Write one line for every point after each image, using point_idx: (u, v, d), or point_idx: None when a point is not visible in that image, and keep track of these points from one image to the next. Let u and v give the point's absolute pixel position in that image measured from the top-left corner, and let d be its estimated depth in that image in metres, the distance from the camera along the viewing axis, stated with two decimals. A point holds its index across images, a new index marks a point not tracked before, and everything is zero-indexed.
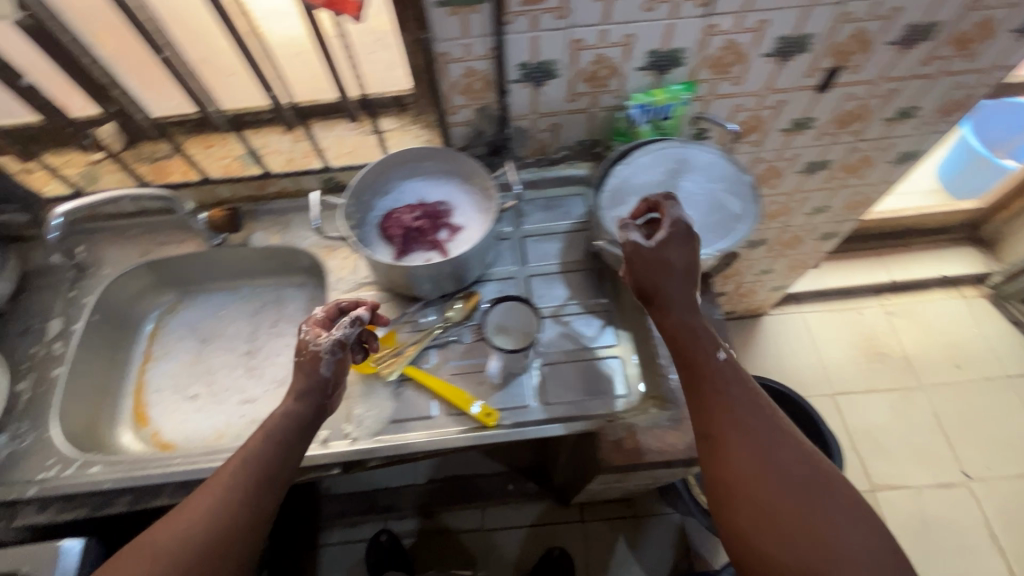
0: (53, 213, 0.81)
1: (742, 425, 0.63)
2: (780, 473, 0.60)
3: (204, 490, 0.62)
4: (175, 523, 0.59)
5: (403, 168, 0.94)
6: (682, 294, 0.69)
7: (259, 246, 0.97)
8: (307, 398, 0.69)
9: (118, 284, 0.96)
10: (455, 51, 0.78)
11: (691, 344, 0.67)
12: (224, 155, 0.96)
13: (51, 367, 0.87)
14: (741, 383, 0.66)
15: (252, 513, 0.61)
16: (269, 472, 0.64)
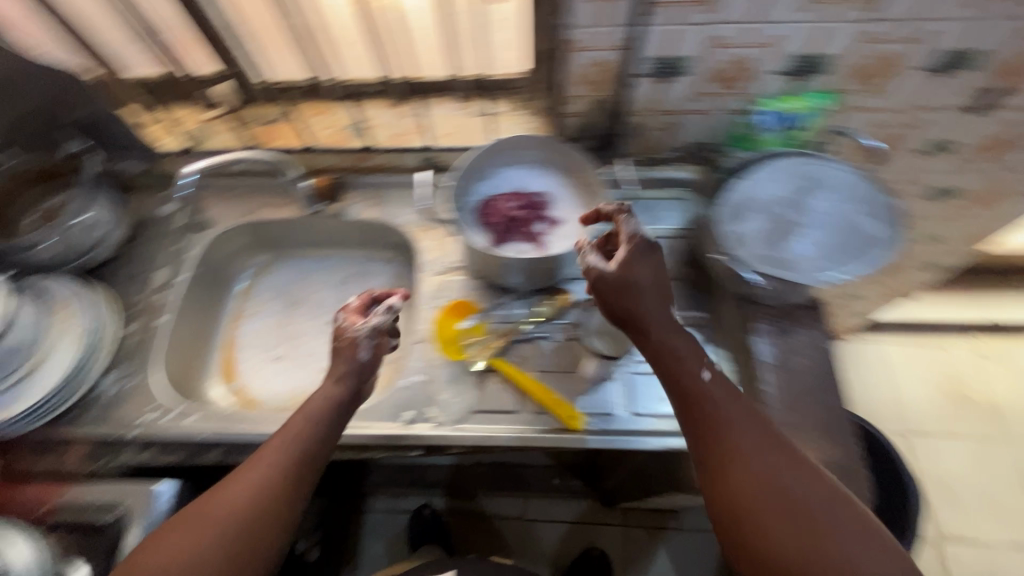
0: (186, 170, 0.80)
1: (746, 452, 0.56)
2: (792, 509, 0.53)
3: (245, 468, 0.62)
4: (217, 498, 0.60)
5: (507, 154, 0.92)
6: (659, 312, 0.62)
7: (354, 218, 0.98)
8: (343, 380, 0.69)
9: (220, 241, 1.00)
10: (585, 39, 0.74)
11: (675, 365, 0.60)
12: (330, 124, 0.97)
13: (156, 315, 0.91)
14: (736, 401, 0.59)
15: (290, 493, 0.61)
16: (310, 454, 0.64)
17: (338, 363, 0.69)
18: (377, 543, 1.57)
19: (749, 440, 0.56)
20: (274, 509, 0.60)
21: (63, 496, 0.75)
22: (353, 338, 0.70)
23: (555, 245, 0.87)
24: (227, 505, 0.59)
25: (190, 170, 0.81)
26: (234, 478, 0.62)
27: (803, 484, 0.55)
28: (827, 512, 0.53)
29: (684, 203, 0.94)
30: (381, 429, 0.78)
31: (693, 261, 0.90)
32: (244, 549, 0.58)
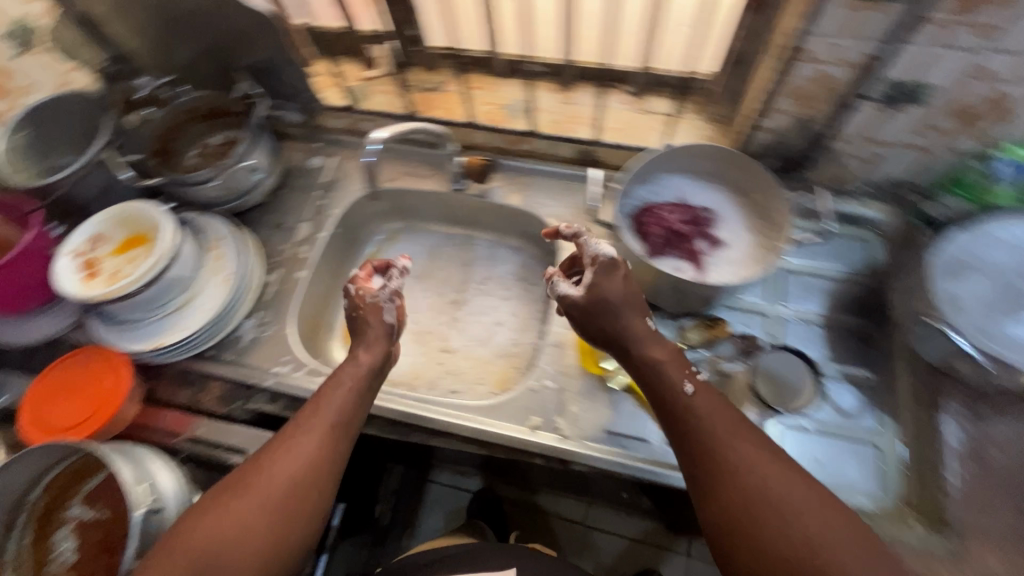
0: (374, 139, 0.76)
1: (742, 478, 0.53)
2: (790, 539, 0.49)
3: (285, 439, 0.60)
4: (261, 470, 0.58)
5: (678, 161, 0.84)
6: (636, 325, 0.64)
7: (496, 202, 0.94)
8: (371, 350, 0.70)
9: (360, 203, 0.99)
10: (819, 50, 0.66)
11: (657, 379, 0.61)
12: (490, 100, 0.93)
13: (296, 269, 0.92)
14: (719, 409, 0.58)
15: (337, 459, 0.61)
16: (349, 421, 0.64)
17: (369, 329, 0.71)
18: (436, 516, 1.40)
19: (748, 463, 0.54)
20: (325, 474, 0.59)
21: (196, 430, 0.77)
22: (374, 304, 0.72)
23: (716, 272, 0.79)
24: (276, 475, 0.57)
25: (376, 138, 0.76)
26: (274, 450, 0.59)
27: (811, 515, 0.50)
28: (842, 545, 0.48)
29: (866, 244, 0.84)
30: (507, 431, 0.75)
31: (867, 312, 0.80)
32: (298, 516, 0.57)
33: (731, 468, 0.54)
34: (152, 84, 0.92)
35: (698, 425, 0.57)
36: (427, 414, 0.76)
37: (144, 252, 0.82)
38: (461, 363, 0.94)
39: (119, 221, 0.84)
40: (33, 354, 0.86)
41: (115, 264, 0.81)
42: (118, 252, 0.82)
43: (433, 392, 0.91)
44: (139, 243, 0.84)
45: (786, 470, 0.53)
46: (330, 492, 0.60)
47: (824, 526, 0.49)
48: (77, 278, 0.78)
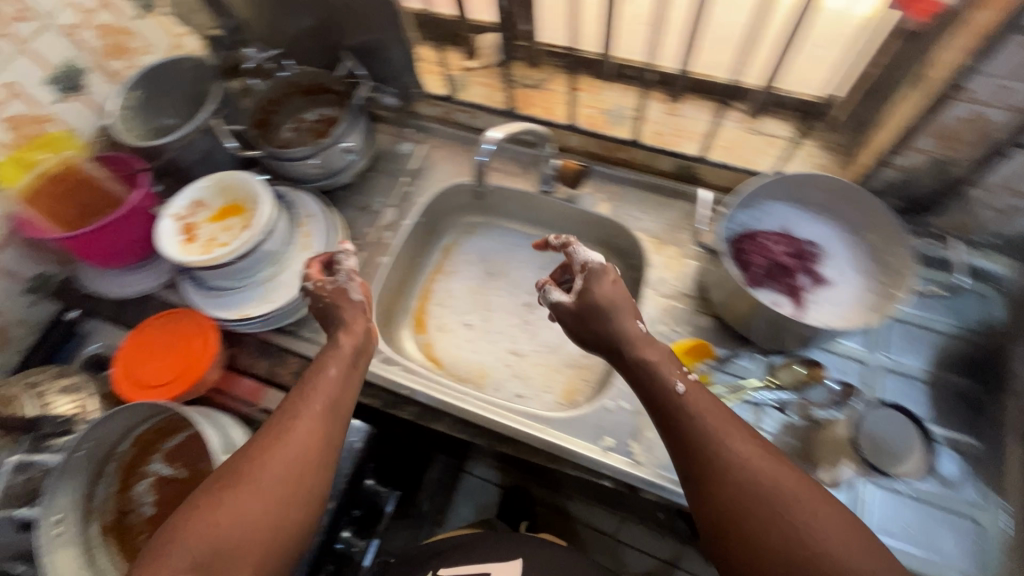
0: (489, 138, 0.75)
1: (738, 478, 0.53)
2: (781, 531, 0.50)
3: (274, 428, 0.57)
4: (252, 460, 0.54)
5: (789, 189, 0.79)
6: (627, 326, 0.65)
7: (585, 208, 0.91)
8: (352, 333, 0.67)
9: (445, 194, 0.98)
10: (981, 89, 0.60)
11: (647, 379, 0.61)
12: (592, 104, 0.90)
13: (379, 254, 0.92)
14: (714, 406, 0.58)
15: (332, 439, 0.59)
16: (341, 400, 0.62)
17: (342, 312, 0.69)
18: (468, 507, 1.33)
19: (746, 464, 0.53)
20: (322, 460, 0.57)
21: (270, 402, 0.79)
22: (337, 288, 0.70)
23: (817, 311, 0.75)
24: (271, 463, 0.54)
25: (491, 138, 0.75)
26: (265, 439, 0.56)
27: (810, 516, 0.50)
28: (847, 551, 0.48)
29: (984, 300, 0.77)
30: (579, 448, 0.74)
31: (977, 373, 0.74)
32: (299, 498, 0.54)
33: (725, 468, 0.54)
34: (262, 57, 0.92)
35: (687, 424, 0.57)
36: (498, 419, 0.76)
37: (240, 223, 0.83)
38: (529, 368, 0.92)
39: (217, 188, 0.85)
40: (126, 307, 0.89)
41: (212, 230, 0.83)
42: (216, 219, 0.84)
43: (498, 395, 0.90)
44: (235, 213, 0.85)
45: (784, 469, 0.53)
46: (328, 475, 0.58)
47: (828, 532, 0.49)
48: (176, 238, 0.80)
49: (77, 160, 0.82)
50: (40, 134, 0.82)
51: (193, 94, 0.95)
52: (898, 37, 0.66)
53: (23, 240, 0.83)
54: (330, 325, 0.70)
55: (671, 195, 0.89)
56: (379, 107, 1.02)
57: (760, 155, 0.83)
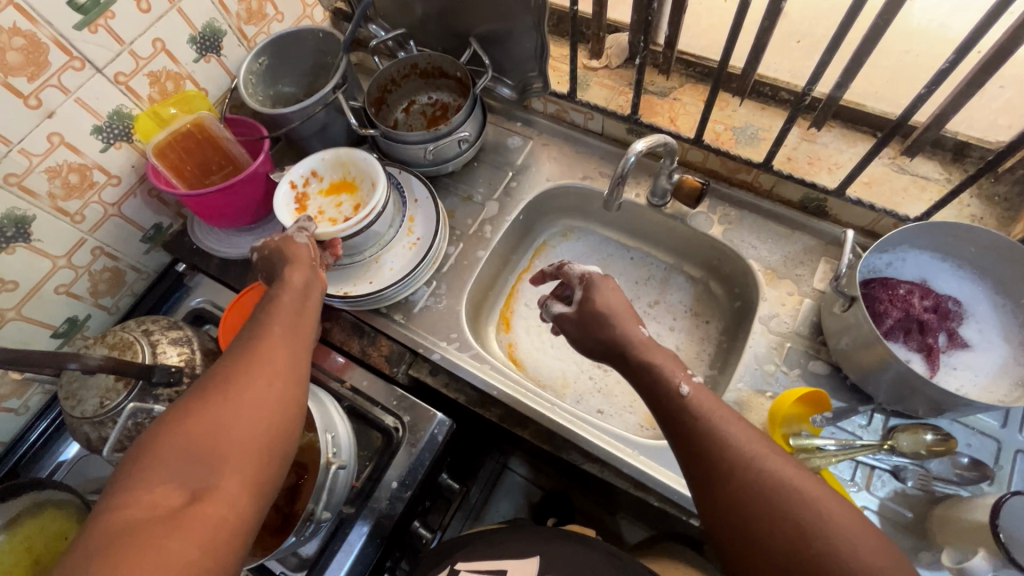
0: (634, 148, 0.70)
1: (738, 473, 0.49)
2: (787, 528, 0.45)
3: (243, 351, 0.55)
4: (228, 377, 0.51)
5: (937, 238, 0.72)
6: (628, 330, 0.63)
7: (696, 228, 0.87)
8: (302, 269, 0.66)
9: (548, 194, 0.96)
10: None
11: (648, 382, 0.59)
12: (721, 120, 0.86)
13: (478, 247, 0.90)
14: (716, 409, 0.54)
15: (304, 361, 0.58)
16: (305, 328, 0.61)
17: (295, 251, 0.69)
18: (508, 503, 1.30)
19: (745, 455, 0.50)
20: (294, 377, 0.55)
21: (357, 380, 0.80)
22: (285, 238, 0.71)
23: (954, 376, 0.68)
24: (249, 378, 0.52)
25: (636, 149, 0.71)
26: (235, 360, 0.54)
27: (814, 510, 0.45)
28: (865, 548, 0.43)
29: None
30: (668, 479, 0.71)
31: None
32: (286, 410, 0.52)
33: (729, 466, 0.50)
34: (389, 37, 0.91)
35: (696, 423, 0.54)
36: (586, 436, 0.74)
37: (350, 201, 0.84)
38: (614, 385, 0.89)
39: (329, 161, 0.85)
40: (229, 267, 0.92)
41: (323, 203, 0.85)
42: (328, 192, 0.85)
43: (578, 407, 0.88)
44: (347, 189, 0.86)
45: (776, 460, 0.49)
46: (304, 392, 0.56)
47: (846, 530, 0.44)
48: (290, 205, 0.82)
49: (208, 119, 0.84)
50: (174, 90, 0.84)
51: (315, 65, 0.96)
52: None
53: (147, 190, 0.87)
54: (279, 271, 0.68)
55: (793, 226, 0.84)
56: (492, 97, 1.00)
57: (905, 197, 0.77)
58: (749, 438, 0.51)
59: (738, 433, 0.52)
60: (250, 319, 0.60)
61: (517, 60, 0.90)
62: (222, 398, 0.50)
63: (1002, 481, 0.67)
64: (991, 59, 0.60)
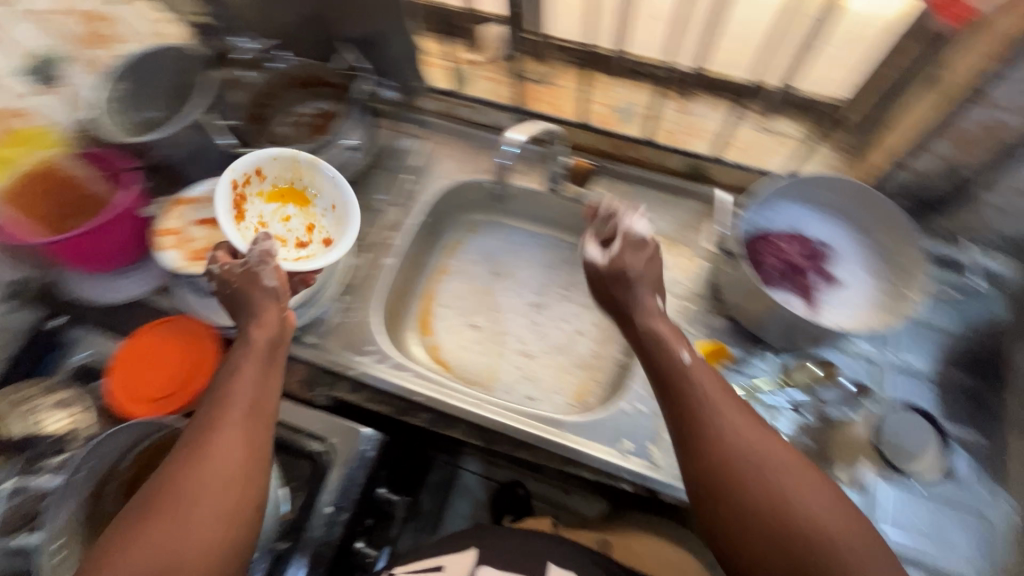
0: (506, 140, 0.72)
1: (721, 445, 0.52)
2: (761, 496, 0.49)
3: (196, 444, 0.52)
4: (180, 483, 0.50)
5: (802, 190, 0.78)
6: (644, 301, 0.65)
7: (594, 207, 0.90)
8: (265, 324, 0.62)
9: (450, 192, 0.95)
10: (1007, 95, 0.62)
11: (652, 351, 0.61)
12: (602, 100, 0.90)
13: (384, 255, 0.89)
14: (712, 383, 0.57)
15: (264, 446, 0.55)
16: (267, 400, 0.58)
17: (251, 300, 0.63)
18: (465, 503, 1.30)
19: (733, 434, 0.53)
20: (253, 466, 0.53)
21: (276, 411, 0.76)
22: (247, 273, 0.64)
23: (831, 311, 0.75)
24: (199, 486, 0.50)
25: (515, 139, 0.72)
26: (185, 456, 0.52)
27: (785, 481, 0.50)
28: (820, 531, 0.47)
29: (987, 300, 0.78)
30: (599, 453, 0.73)
31: (982, 371, 0.76)
32: (241, 512, 0.51)
33: (717, 434, 0.53)
34: (256, 50, 0.89)
35: (689, 397, 0.56)
36: (515, 425, 0.75)
37: (298, 216, 0.81)
38: (541, 371, 0.91)
39: (285, 166, 0.78)
40: (114, 314, 0.84)
41: (265, 211, 0.79)
42: (269, 198, 0.79)
43: (509, 397, 0.89)
44: (293, 198, 0.81)
45: (757, 434, 0.53)
46: (263, 480, 0.54)
47: (807, 515, 0.48)
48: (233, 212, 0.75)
49: (59, 158, 0.78)
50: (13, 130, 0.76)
51: (180, 86, 0.89)
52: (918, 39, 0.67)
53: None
54: (241, 316, 0.64)
55: (682, 194, 0.89)
56: (378, 100, 0.98)
57: (767, 154, 0.85)
58: (738, 416, 0.55)
59: (729, 413, 0.55)
60: (208, 390, 0.57)
61: None
62: (172, 509, 0.48)
63: (882, 397, 0.76)
64: None
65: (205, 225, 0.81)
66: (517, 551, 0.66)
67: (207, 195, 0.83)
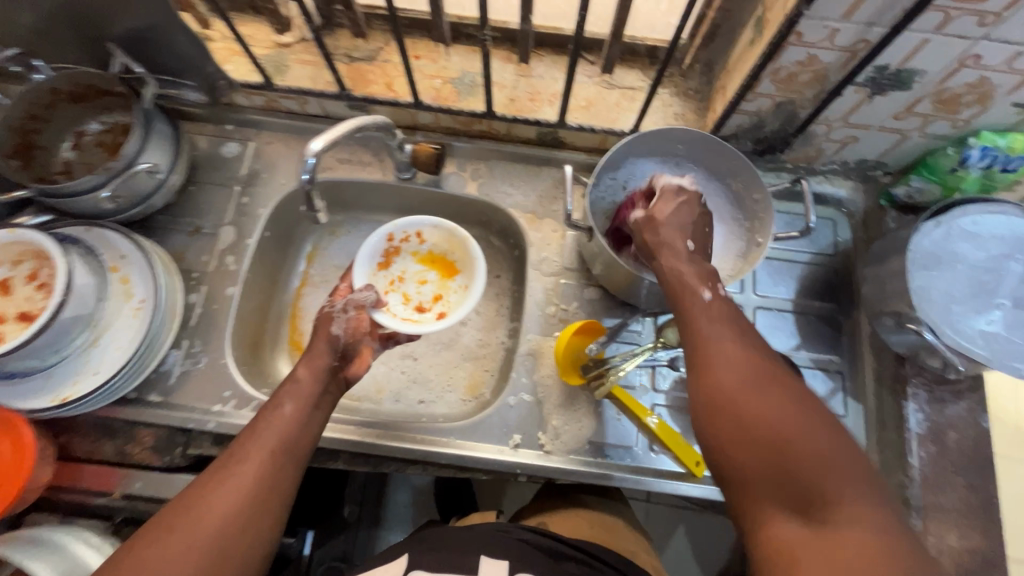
0: (307, 151, 0.59)
1: (734, 365, 0.46)
2: (770, 411, 0.43)
3: (218, 471, 0.50)
4: (193, 509, 0.48)
5: (648, 146, 0.75)
6: (673, 233, 0.58)
7: (452, 191, 0.84)
8: (309, 361, 0.61)
9: (292, 197, 0.85)
10: (813, 33, 0.59)
11: (672, 280, 0.55)
12: (436, 74, 0.81)
13: (225, 284, 0.79)
14: (735, 319, 0.51)
15: (282, 490, 0.52)
16: (298, 445, 0.55)
17: (313, 345, 0.63)
18: (403, 494, 1.17)
19: (748, 357, 0.47)
20: (269, 506, 0.51)
21: (127, 485, 0.69)
22: (325, 315, 0.66)
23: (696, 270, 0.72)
24: (205, 517, 0.47)
25: (311, 150, 0.59)
26: (202, 483, 0.50)
27: (795, 399, 0.44)
28: (828, 458, 0.41)
29: (837, 225, 0.82)
30: (488, 452, 0.72)
31: (834, 296, 0.79)
32: (230, 557, 0.47)
33: (728, 356, 0.47)
34: None
35: (703, 328, 0.50)
36: (397, 443, 0.72)
37: (435, 284, 0.78)
38: (428, 371, 0.87)
39: (439, 236, 0.78)
40: None
41: (410, 268, 0.78)
42: (422, 261, 0.79)
43: (399, 406, 0.84)
44: (441, 267, 0.79)
45: (772, 362, 0.47)
46: (269, 528, 0.50)
47: (813, 443, 0.41)
48: (376, 259, 0.76)
49: None
50: None
51: None
52: None
53: None
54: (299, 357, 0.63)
55: (539, 163, 0.84)
56: (183, 103, 0.84)
57: (620, 111, 0.80)
58: (761, 345, 0.49)
59: (752, 341, 0.49)
60: (250, 420, 0.56)
61: (184, 58, 0.75)
62: (175, 533, 0.46)
63: None
64: None
65: None
66: (458, 543, 0.57)
67: None
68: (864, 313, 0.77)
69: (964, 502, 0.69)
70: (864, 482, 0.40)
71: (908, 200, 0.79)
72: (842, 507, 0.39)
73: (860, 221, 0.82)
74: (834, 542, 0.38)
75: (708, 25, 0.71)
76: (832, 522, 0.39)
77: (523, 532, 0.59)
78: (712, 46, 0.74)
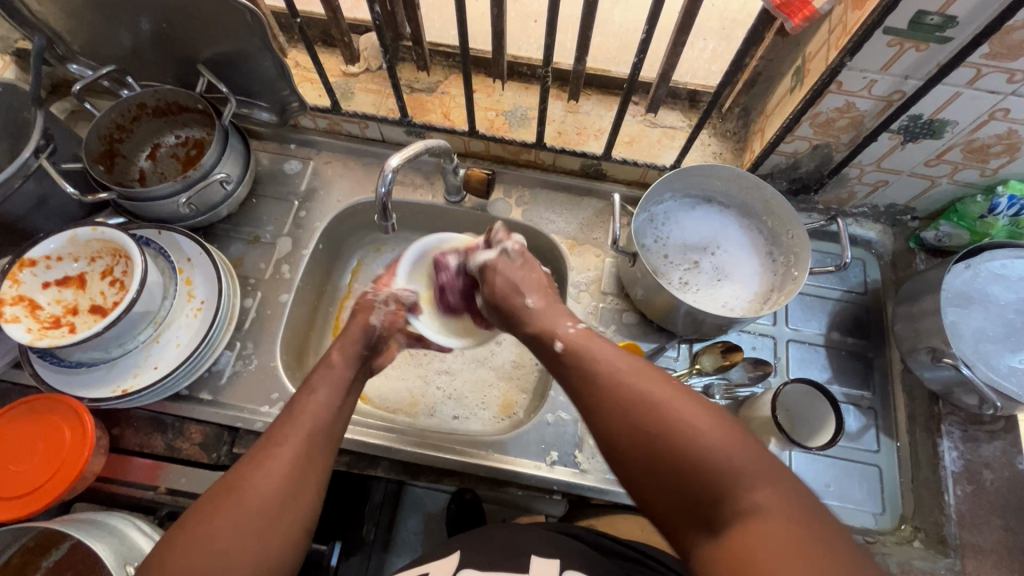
0: (386, 167, 0.65)
1: (608, 401, 0.50)
2: (642, 434, 0.47)
3: (260, 451, 0.52)
4: (236, 487, 0.49)
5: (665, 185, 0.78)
6: (509, 283, 0.62)
7: (498, 215, 0.88)
8: (340, 346, 0.63)
9: (345, 214, 0.89)
10: (852, 83, 0.64)
11: (533, 333, 0.59)
12: (490, 107, 0.87)
13: (279, 290, 0.82)
14: (598, 346, 0.55)
15: (318, 468, 0.54)
16: (332, 426, 0.56)
17: (351, 327, 0.65)
18: (416, 521, 1.05)
19: (613, 386, 0.50)
20: (309, 487, 0.52)
21: (172, 480, 0.71)
22: (366, 302, 0.67)
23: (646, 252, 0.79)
24: (250, 495, 0.49)
25: (391, 165, 0.65)
26: (247, 464, 0.51)
27: (662, 411, 0.47)
28: (728, 457, 0.44)
29: (867, 264, 0.85)
30: (524, 468, 0.73)
31: (866, 333, 0.81)
32: (277, 531, 0.49)
33: (597, 391, 0.51)
34: (95, 75, 0.75)
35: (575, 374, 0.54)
36: (437, 456, 0.73)
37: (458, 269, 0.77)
38: (463, 387, 0.89)
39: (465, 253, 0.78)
40: None
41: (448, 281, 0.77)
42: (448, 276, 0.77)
43: (434, 420, 0.86)
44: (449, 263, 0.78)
45: (637, 379, 0.50)
46: (310, 503, 0.52)
47: (692, 438, 0.45)
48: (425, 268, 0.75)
49: None
50: None
51: None
52: (773, 32, 0.70)
53: None
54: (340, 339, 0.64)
55: (581, 193, 0.89)
56: (253, 122, 0.90)
57: (661, 148, 0.85)
58: (622, 363, 0.52)
59: (612, 365, 0.52)
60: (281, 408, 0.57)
61: (263, 81, 0.81)
62: (221, 512, 0.48)
63: (783, 371, 0.79)
64: (682, 22, 0.66)
65: (66, 286, 0.71)
66: (504, 547, 0.57)
67: (64, 252, 0.70)
68: (896, 350, 0.79)
69: (1002, 544, 0.69)
70: (738, 458, 0.43)
71: (937, 244, 0.82)
72: (751, 497, 0.42)
73: (889, 262, 0.85)
74: (750, 531, 0.40)
75: (750, 72, 0.76)
76: (735, 508, 0.42)
77: (579, 533, 0.60)
78: (752, 92, 0.79)
